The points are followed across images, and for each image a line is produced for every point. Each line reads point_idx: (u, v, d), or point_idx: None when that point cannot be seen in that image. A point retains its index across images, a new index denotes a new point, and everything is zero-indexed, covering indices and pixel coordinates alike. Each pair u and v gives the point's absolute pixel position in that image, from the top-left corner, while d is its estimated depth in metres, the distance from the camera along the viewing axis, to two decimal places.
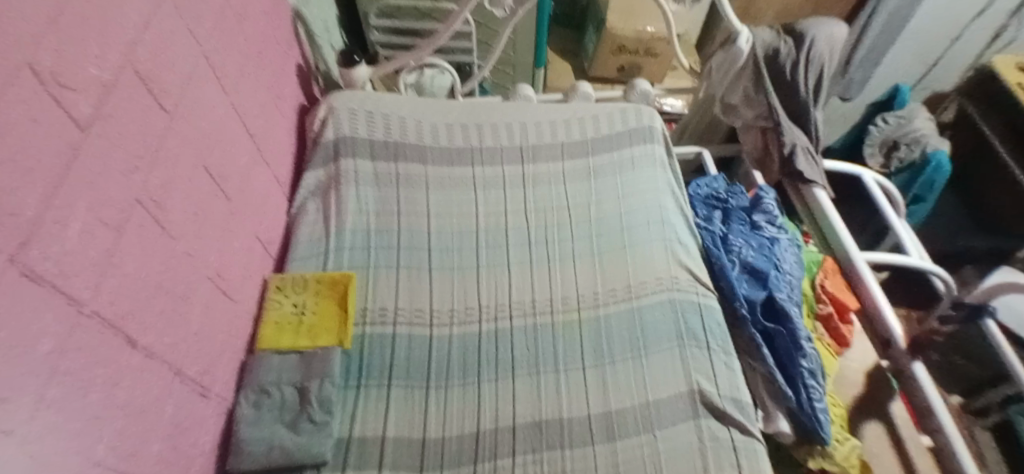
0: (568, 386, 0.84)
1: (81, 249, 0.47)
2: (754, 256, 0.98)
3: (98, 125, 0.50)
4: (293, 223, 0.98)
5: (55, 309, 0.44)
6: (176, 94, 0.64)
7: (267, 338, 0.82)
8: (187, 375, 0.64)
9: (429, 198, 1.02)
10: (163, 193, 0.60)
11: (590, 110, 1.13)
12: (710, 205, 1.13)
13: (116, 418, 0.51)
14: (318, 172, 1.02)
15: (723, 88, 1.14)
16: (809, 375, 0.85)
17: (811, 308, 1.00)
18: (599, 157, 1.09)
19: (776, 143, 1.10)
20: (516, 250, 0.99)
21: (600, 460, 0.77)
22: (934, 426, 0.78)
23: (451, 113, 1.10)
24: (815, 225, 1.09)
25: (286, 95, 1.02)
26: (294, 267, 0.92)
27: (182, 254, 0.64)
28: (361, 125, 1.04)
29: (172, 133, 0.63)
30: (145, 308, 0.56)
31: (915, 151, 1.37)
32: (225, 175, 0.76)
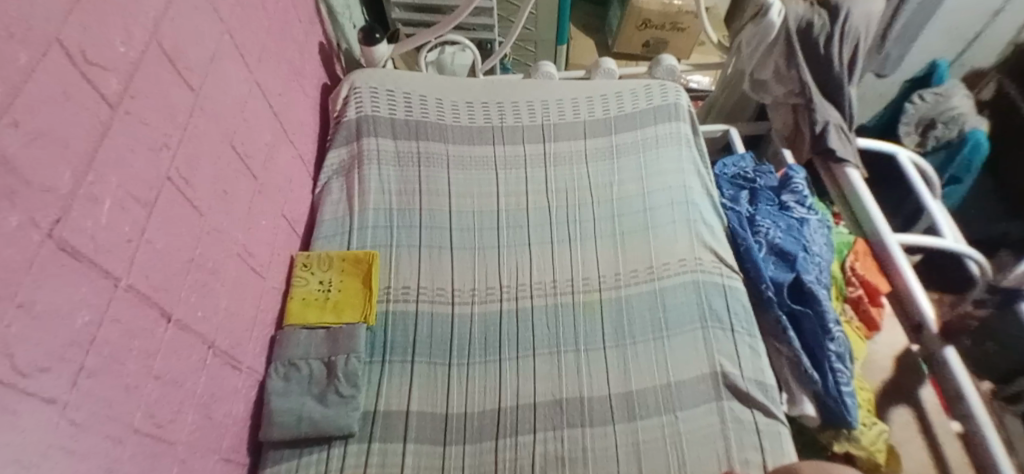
0: (588, 365, 0.84)
1: (113, 224, 0.49)
2: (782, 238, 0.96)
3: (127, 103, 0.51)
4: (318, 202, 0.99)
5: (90, 283, 0.45)
6: (201, 71, 0.65)
7: (294, 313, 0.83)
8: (219, 348, 0.66)
9: (451, 177, 1.02)
10: (191, 170, 0.62)
11: (614, 87, 1.11)
12: (737, 184, 1.11)
13: (153, 388, 0.53)
14: (341, 151, 1.02)
15: (752, 65, 1.09)
16: (837, 359, 0.84)
17: (839, 291, 0.99)
18: (622, 136, 1.07)
19: (808, 121, 1.07)
20: (538, 229, 0.98)
21: (621, 438, 0.77)
22: (964, 412, 0.76)
23: (473, 91, 1.09)
24: (846, 205, 1.06)
25: (308, 74, 1.02)
26: (320, 244, 0.93)
27: (212, 230, 0.65)
28: (383, 104, 1.04)
29: (198, 110, 0.64)
30: (178, 282, 0.58)
31: (952, 129, 1.32)
32: (251, 153, 0.77)
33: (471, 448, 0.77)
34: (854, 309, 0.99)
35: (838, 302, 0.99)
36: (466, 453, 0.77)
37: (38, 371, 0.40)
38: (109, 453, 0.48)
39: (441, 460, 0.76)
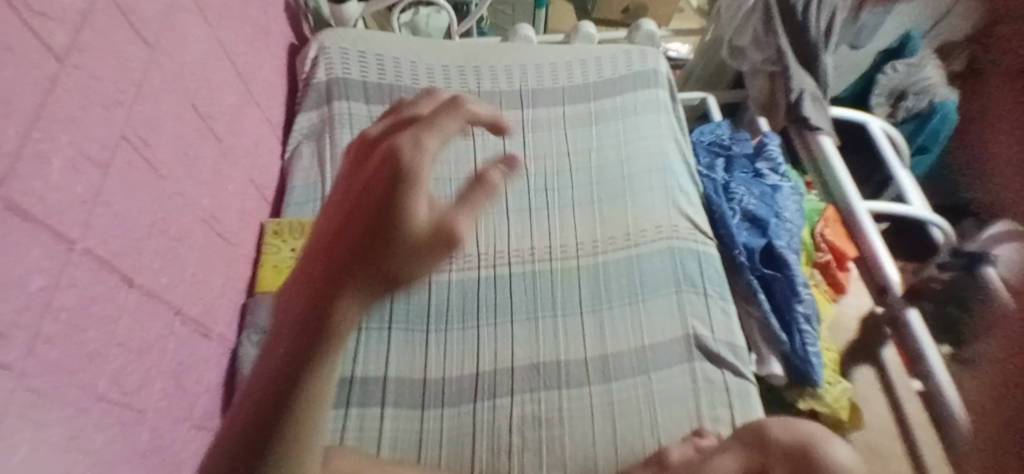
0: (565, 330, 0.85)
1: (67, 186, 0.46)
2: (755, 205, 0.99)
3: (75, 56, 0.48)
4: (287, 168, 0.96)
5: (44, 247, 0.43)
6: (157, 26, 0.61)
7: (267, 281, 0.80)
8: (187, 315, 0.65)
9: None
10: (149, 131, 0.59)
11: (593, 52, 1.10)
12: (713, 152, 1.12)
13: (116, 355, 0.52)
14: (312, 115, 0.99)
15: (732, 30, 1.12)
16: (804, 320, 0.87)
17: (808, 257, 1.03)
18: (601, 102, 1.06)
19: (784, 89, 1.04)
20: (516, 197, 0.98)
21: (596, 399, 0.79)
22: (925, 371, 0.76)
23: (447, 55, 1.07)
24: (818, 174, 1.07)
25: (274, 33, 0.98)
26: (291, 212, 0.89)
27: (175, 195, 0.63)
28: (355, 65, 1.01)
29: (156, 67, 0.61)
30: (139, 248, 0.56)
31: (924, 101, 1.29)
32: (214, 114, 0.74)
33: (449, 410, 0.79)
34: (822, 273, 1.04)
35: (807, 266, 1.03)
36: (445, 416, 0.79)
37: None
38: (73, 421, 0.46)
39: (419, 422, 0.78)
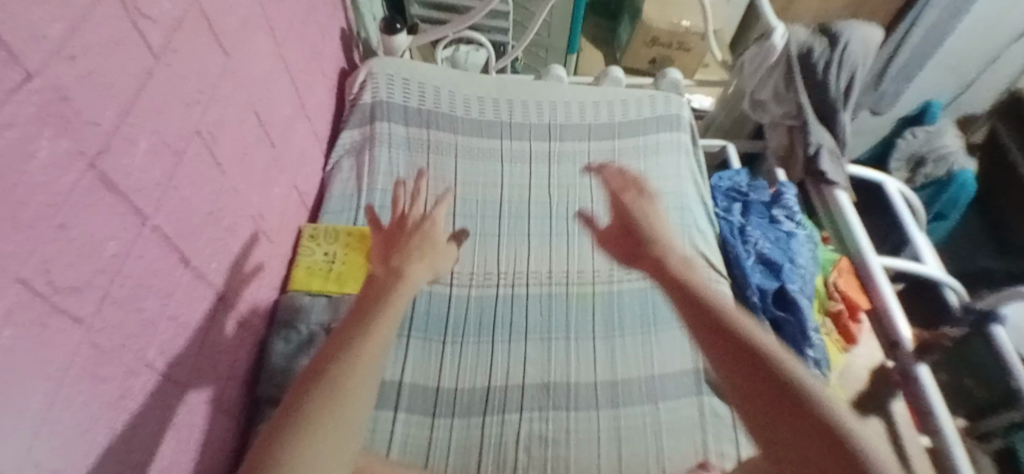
0: (577, 352, 0.88)
1: (146, 167, 0.51)
2: (769, 249, 1.05)
3: (168, 56, 0.55)
4: (328, 179, 1.02)
5: (122, 218, 0.48)
6: (234, 40, 0.69)
7: (298, 281, 0.85)
8: (228, 302, 0.69)
9: (458, 166, 1.05)
10: (218, 129, 0.65)
11: (620, 94, 1.17)
12: (730, 197, 1.18)
13: (165, 327, 0.56)
14: (354, 133, 1.05)
15: (754, 83, 1.19)
16: (813, 364, 0.93)
17: (821, 304, 1.12)
18: (624, 141, 1.13)
19: (803, 142, 1.15)
20: (537, 222, 1.02)
21: (603, 423, 0.81)
22: (933, 426, 0.87)
23: (484, 87, 1.14)
24: (833, 225, 1.16)
25: (329, 57, 1.06)
26: (327, 218, 0.95)
27: (231, 190, 0.69)
28: (398, 91, 1.08)
29: (228, 75, 0.68)
30: (198, 232, 0.61)
31: (940, 168, 1.49)
32: (271, 122, 0.81)
33: (459, 421, 0.81)
34: (834, 322, 1.12)
35: (820, 314, 1.12)
36: (454, 426, 0.81)
37: (72, 291, 0.43)
38: (123, 381, 0.50)
39: (429, 431, 0.80)
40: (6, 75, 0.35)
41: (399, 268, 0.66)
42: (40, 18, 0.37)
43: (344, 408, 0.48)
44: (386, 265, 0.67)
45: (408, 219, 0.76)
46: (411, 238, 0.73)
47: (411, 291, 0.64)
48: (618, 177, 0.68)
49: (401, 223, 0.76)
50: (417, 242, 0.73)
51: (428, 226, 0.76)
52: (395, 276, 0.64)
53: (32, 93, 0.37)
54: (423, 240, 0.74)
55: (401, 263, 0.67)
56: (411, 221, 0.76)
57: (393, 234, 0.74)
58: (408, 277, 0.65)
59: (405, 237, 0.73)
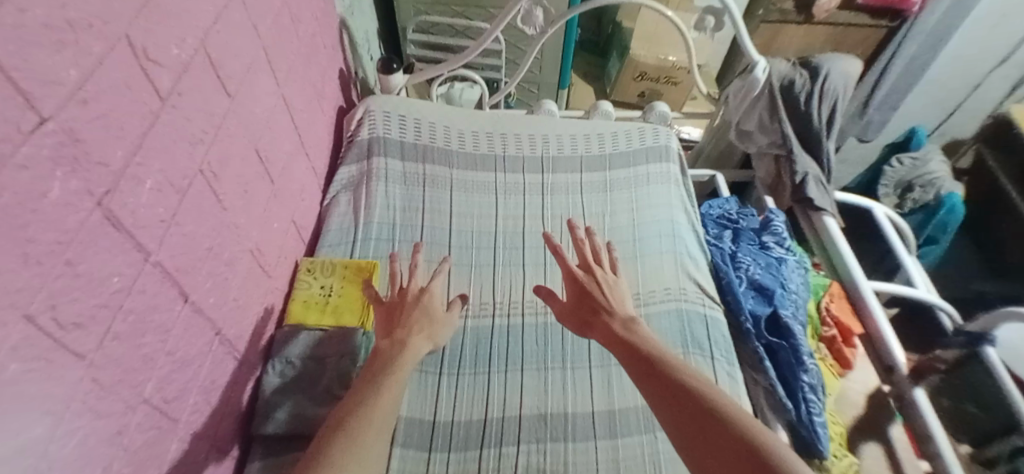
0: (573, 382, 0.89)
1: (151, 205, 0.53)
2: (761, 274, 1.07)
3: (174, 99, 0.57)
4: (325, 212, 1.03)
5: (125, 254, 0.50)
6: (237, 80, 0.72)
7: (295, 314, 0.85)
8: (225, 336, 0.70)
9: (453, 199, 1.07)
10: (220, 167, 0.67)
11: (610, 127, 1.21)
12: (721, 224, 1.21)
13: (165, 363, 0.57)
14: (352, 168, 1.07)
15: (738, 115, 1.21)
16: (809, 389, 0.93)
17: (815, 330, 1.13)
18: (616, 172, 1.16)
19: (789, 171, 1.18)
20: (533, 253, 1.04)
21: (602, 454, 0.82)
22: (931, 451, 0.89)
23: (478, 122, 1.18)
24: (823, 250, 1.19)
25: (327, 95, 1.09)
26: (324, 252, 0.96)
27: (231, 224, 0.70)
28: (395, 127, 1.11)
29: (232, 114, 0.70)
30: (198, 268, 0.62)
31: (929, 193, 1.54)
32: (272, 159, 0.83)
33: (456, 455, 0.81)
34: (829, 347, 1.12)
35: (814, 339, 1.13)
36: (451, 460, 0.80)
37: (75, 327, 0.43)
38: (122, 417, 0.51)
39: (425, 466, 0.79)
40: (18, 120, 0.37)
41: (403, 339, 0.70)
42: (57, 66, 0.40)
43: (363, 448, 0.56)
44: (391, 337, 0.70)
45: (407, 291, 0.76)
46: (411, 311, 0.73)
47: (415, 359, 0.68)
48: (582, 245, 0.78)
49: (402, 296, 0.76)
50: (417, 316, 0.74)
51: (426, 298, 0.76)
52: (398, 348, 0.68)
53: (45, 137, 0.39)
54: (423, 318, 0.74)
55: (405, 334, 0.70)
56: (411, 294, 0.76)
57: (391, 310, 0.74)
58: (410, 347, 0.68)
59: (407, 312, 0.74)
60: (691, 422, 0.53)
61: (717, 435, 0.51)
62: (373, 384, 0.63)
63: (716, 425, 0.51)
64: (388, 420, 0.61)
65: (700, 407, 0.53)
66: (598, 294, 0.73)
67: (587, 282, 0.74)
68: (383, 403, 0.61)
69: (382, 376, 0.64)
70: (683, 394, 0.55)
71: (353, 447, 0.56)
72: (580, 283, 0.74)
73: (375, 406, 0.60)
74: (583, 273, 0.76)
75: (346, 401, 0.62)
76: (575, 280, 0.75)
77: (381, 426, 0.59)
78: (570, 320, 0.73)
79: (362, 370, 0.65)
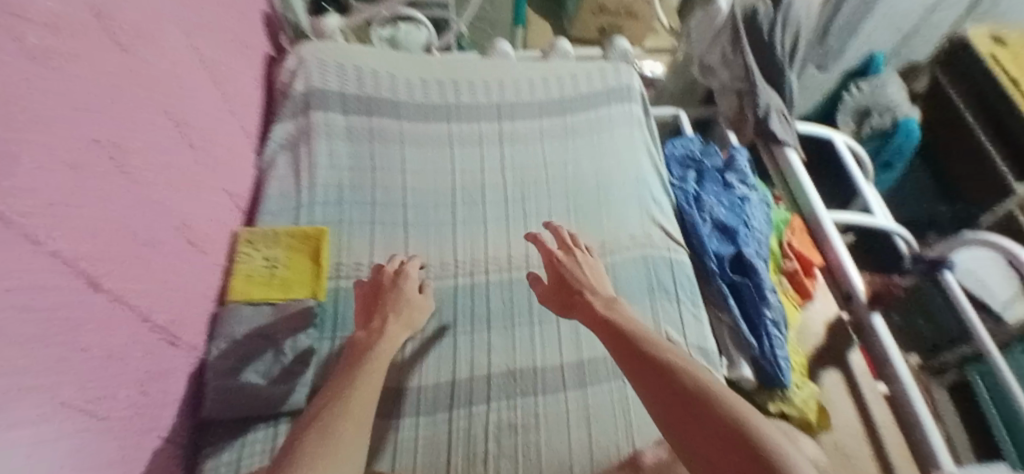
0: (541, 337, 0.88)
1: (39, 187, 0.46)
2: (724, 214, 1.06)
3: (51, 58, 0.49)
4: (263, 176, 0.94)
5: (15, 246, 0.43)
6: (134, 35, 0.63)
7: (238, 289, 0.78)
8: (156, 322, 0.64)
9: (404, 153, 1.00)
10: (123, 136, 0.59)
11: (570, 68, 1.17)
12: (685, 165, 1.18)
13: (83, 361, 0.51)
14: (288, 125, 0.98)
15: (701, 49, 1.18)
16: (772, 324, 0.94)
17: (777, 264, 1.13)
18: (576, 117, 1.11)
19: (752, 104, 1.14)
20: (494, 207, 0.99)
21: (572, 405, 0.82)
22: (891, 375, 0.91)
23: (427, 68, 1.09)
24: (784, 185, 1.18)
25: (251, 44, 0.98)
26: (265, 220, 0.88)
27: (147, 198, 0.63)
28: (333, 77, 1.02)
29: (130, 74, 0.62)
30: (109, 252, 0.56)
31: (886, 118, 1.56)
32: (189, 122, 0.74)
33: (424, 418, 0.79)
34: (791, 281, 1.13)
35: (776, 274, 1.13)
36: (420, 424, 0.79)
37: None
38: (40, 426, 0.46)
39: (394, 432, 0.77)
40: None
41: (379, 327, 0.72)
42: None
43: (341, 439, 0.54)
44: (367, 327, 0.73)
45: (384, 274, 0.80)
46: (387, 297, 0.77)
47: (393, 346, 0.71)
48: (563, 237, 0.82)
49: (378, 279, 0.80)
50: (394, 299, 0.77)
51: (403, 280, 0.80)
52: (375, 335, 0.71)
53: None
54: (399, 299, 0.77)
55: (381, 323, 0.73)
56: (385, 277, 0.80)
57: (374, 287, 0.79)
58: (388, 335, 0.71)
59: (383, 297, 0.77)
60: (681, 412, 0.50)
61: (713, 431, 0.47)
62: (349, 374, 0.64)
63: (713, 419, 0.48)
64: (375, 394, 0.63)
65: (694, 401, 0.50)
66: (580, 278, 0.75)
67: (567, 265, 0.78)
68: (367, 385, 0.63)
69: (359, 365, 0.66)
70: (666, 375, 0.53)
71: (328, 434, 0.54)
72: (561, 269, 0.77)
73: (357, 387, 0.62)
74: (564, 256, 0.79)
75: (326, 388, 0.63)
76: (555, 264, 0.78)
77: (362, 414, 0.59)
78: (552, 302, 0.76)
79: (341, 361, 0.68)
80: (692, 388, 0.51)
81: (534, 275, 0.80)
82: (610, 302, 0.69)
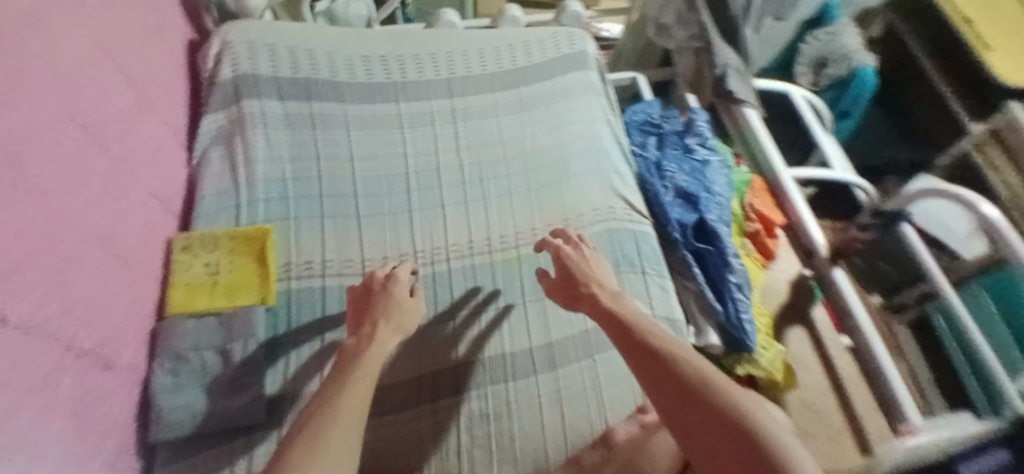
0: (507, 323, 0.86)
1: None
2: (686, 181, 1.04)
3: None
4: (196, 174, 0.87)
5: None
6: (20, 31, 0.55)
7: (178, 301, 0.73)
8: (83, 348, 0.58)
9: (351, 139, 0.94)
10: (19, 144, 0.52)
11: (522, 36, 1.11)
12: (645, 131, 1.16)
13: (7, 396, 0.46)
14: (218, 116, 0.90)
15: (656, 9, 1.15)
16: (736, 288, 0.93)
17: (739, 227, 1.11)
18: (531, 88, 1.07)
19: (709, 63, 1.12)
20: (451, 190, 0.95)
21: (543, 388, 0.81)
22: (853, 326, 0.93)
23: (368, 44, 1.02)
24: (745, 144, 1.18)
25: (167, 30, 0.89)
26: (203, 222, 0.82)
27: (55, 215, 0.57)
28: (263, 60, 0.94)
29: (22, 76, 0.54)
30: (20, 275, 0.50)
31: (842, 67, 1.55)
32: (94, 122, 0.67)
33: (390, 418, 0.77)
34: (753, 242, 1.11)
35: (739, 237, 1.11)
36: (386, 423, 0.76)
37: None
38: None
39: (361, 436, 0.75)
40: None
41: (371, 332, 0.65)
42: None
43: (337, 450, 0.48)
44: (358, 333, 0.66)
45: (375, 278, 0.74)
46: (377, 302, 0.71)
47: (382, 355, 0.63)
48: (566, 233, 0.81)
49: (369, 285, 0.74)
50: (386, 309, 0.70)
51: (393, 285, 0.73)
52: (367, 342, 0.64)
53: None
54: (390, 303, 0.70)
55: (372, 328, 0.66)
56: (376, 282, 0.74)
57: (366, 292, 0.73)
58: (381, 341, 0.64)
59: (373, 302, 0.71)
60: (674, 406, 0.49)
61: (713, 441, 0.45)
62: (337, 382, 0.56)
63: (716, 427, 0.45)
64: (365, 395, 0.55)
65: (696, 407, 0.47)
66: (582, 271, 0.74)
67: (574, 260, 0.76)
68: (355, 391, 0.55)
69: (347, 370, 0.59)
70: (659, 369, 0.52)
71: (314, 448, 0.47)
72: (566, 263, 0.75)
73: (344, 393, 0.54)
74: (573, 251, 0.77)
75: (315, 400, 0.54)
76: (563, 258, 0.76)
77: (356, 412, 0.53)
78: (558, 295, 0.75)
79: (328, 370, 0.60)
80: (682, 380, 0.49)
81: (542, 272, 0.79)
82: (615, 295, 0.68)
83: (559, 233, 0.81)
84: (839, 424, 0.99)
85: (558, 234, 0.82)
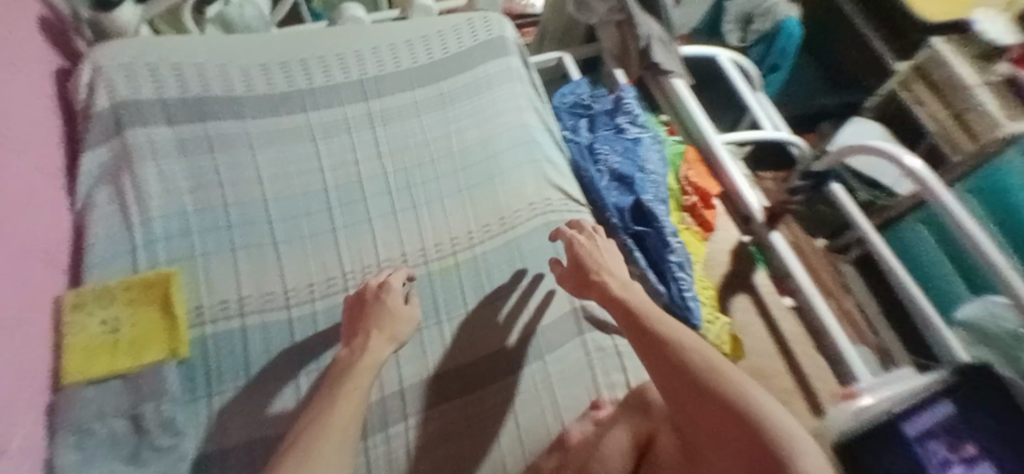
0: (450, 335, 0.82)
1: None
2: (620, 163, 1.02)
3: None
4: (82, 221, 0.78)
5: None
6: None
7: (72, 368, 0.66)
8: None
9: (259, 158, 0.86)
10: None
11: (437, 25, 1.05)
12: (576, 114, 1.13)
13: None
14: (100, 151, 0.81)
15: None
16: (677, 268, 0.93)
17: (676, 202, 1.11)
18: (452, 80, 1.01)
19: (633, 36, 1.09)
20: (377, 200, 0.89)
21: (496, 398, 0.78)
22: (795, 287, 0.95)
23: (268, 52, 0.94)
24: (676, 116, 1.18)
25: (29, 59, 0.79)
26: (94, 274, 0.74)
27: None
28: (144, 83, 0.85)
29: None
30: None
31: (768, 21, 1.56)
32: None
33: None
34: (691, 214, 1.12)
35: (677, 212, 1.10)
36: None
37: None
38: None
39: None
40: None
41: (360, 345, 0.66)
42: None
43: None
44: (352, 345, 0.67)
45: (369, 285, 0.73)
46: (375, 316, 0.69)
47: (378, 360, 0.64)
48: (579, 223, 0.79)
49: (362, 292, 0.73)
50: (379, 313, 0.70)
51: (386, 293, 0.71)
52: (357, 354, 0.64)
53: None
54: (383, 313, 0.69)
55: (363, 340, 0.66)
56: (370, 289, 0.73)
57: (358, 300, 0.72)
58: (370, 353, 0.64)
59: (368, 313, 0.70)
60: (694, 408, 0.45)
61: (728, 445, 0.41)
62: (331, 393, 0.57)
63: (733, 432, 0.41)
64: (359, 405, 0.55)
65: (705, 403, 0.44)
66: (593, 259, 0.71)
67: (587, 249, 0.73)
68: (349, 398, 0.56)
69: (335, 383, 0.59)
70: (672, 367, 0.48)
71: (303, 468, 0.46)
72: (581, 251, 0.73)
73: (337, 403, 0.55)
74: (586, 240, 0.75)
75: (306, 418, 0.54)
76: (575, 246, 0.74)
77: (344, 430, 0.51)
78: (569, 282, 0.73)
79: (326, 381, 0.61)
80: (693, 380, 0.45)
81: (556, 260, 0.77)
82: (627, 284, 0.65)
83: (574, 224, 0.79)
84: (789, 386, 1.01)
85: (573, 225, 0.80)
